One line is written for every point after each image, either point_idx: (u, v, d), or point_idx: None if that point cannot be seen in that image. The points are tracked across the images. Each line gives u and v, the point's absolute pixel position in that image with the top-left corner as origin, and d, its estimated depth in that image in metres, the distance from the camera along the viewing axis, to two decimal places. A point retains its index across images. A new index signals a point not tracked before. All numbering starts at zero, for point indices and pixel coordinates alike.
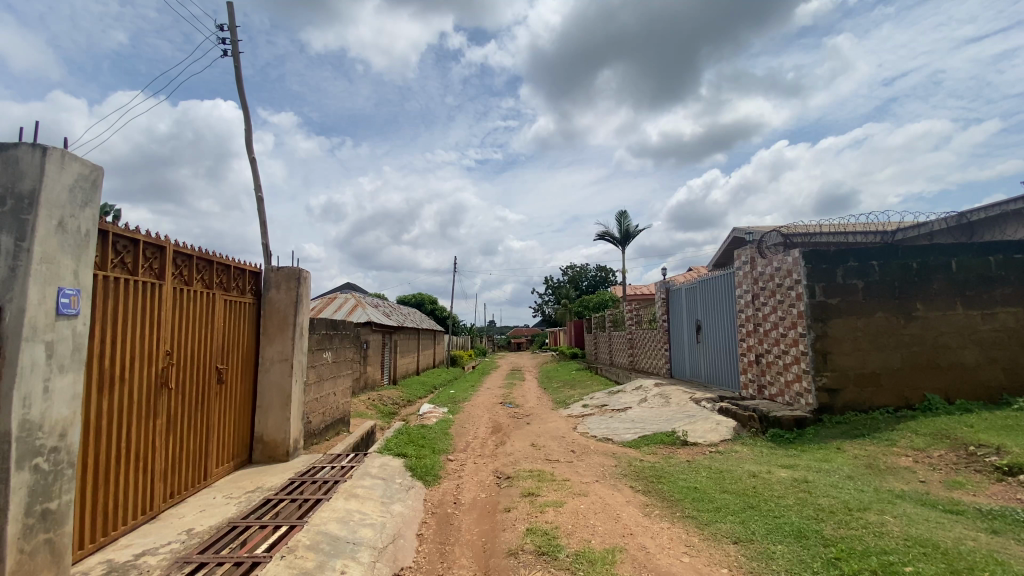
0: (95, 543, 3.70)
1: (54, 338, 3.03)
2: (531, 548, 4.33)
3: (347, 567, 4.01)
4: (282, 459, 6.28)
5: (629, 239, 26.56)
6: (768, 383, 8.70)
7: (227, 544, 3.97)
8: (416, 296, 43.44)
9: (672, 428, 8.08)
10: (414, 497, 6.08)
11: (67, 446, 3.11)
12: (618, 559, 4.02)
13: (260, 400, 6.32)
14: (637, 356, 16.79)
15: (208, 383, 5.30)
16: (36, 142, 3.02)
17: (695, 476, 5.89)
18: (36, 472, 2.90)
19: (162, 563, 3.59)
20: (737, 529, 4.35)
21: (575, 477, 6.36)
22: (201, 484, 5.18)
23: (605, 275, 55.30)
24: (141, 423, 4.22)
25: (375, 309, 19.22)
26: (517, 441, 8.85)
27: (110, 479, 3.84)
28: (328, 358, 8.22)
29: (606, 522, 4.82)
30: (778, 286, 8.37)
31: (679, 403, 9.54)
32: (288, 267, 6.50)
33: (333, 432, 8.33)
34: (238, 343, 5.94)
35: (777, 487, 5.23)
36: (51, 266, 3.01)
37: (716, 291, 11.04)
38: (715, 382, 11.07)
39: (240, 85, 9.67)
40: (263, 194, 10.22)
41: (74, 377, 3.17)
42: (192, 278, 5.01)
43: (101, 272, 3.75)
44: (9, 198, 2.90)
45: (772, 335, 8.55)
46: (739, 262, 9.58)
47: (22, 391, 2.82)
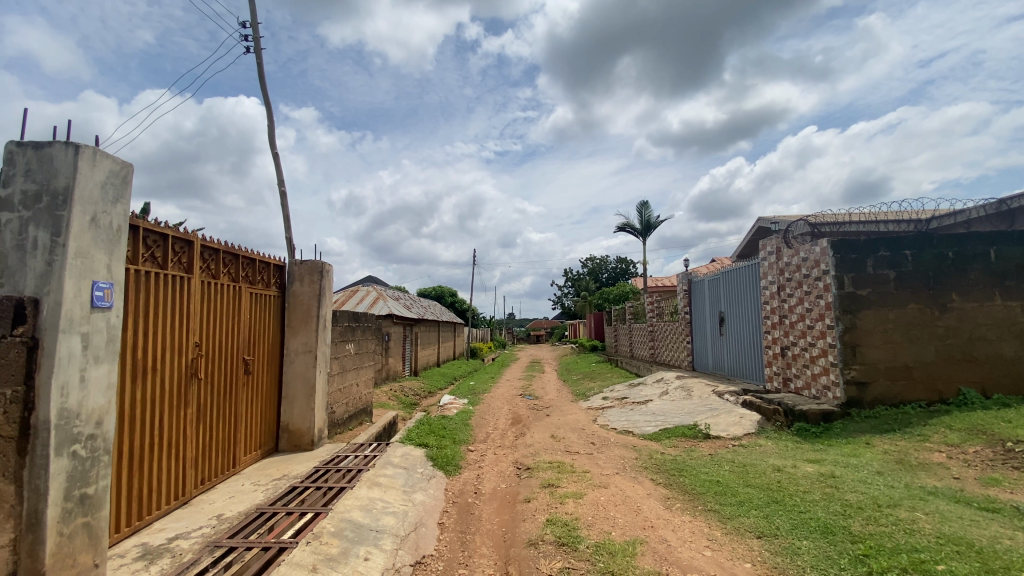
0: (131, 527, 3.86)
1: (89, 330, 3.14)
2: (551, 539, 4.35)
3: (370, 554, 4.11)
4: (307, 447, 6.43)
5: (651, 230, 26.18)
6: (793, 376, 8.51)
7: (255, 529, 4.09)
8: (438, 291, 43.48)
9: (694, 421, 8.00)
10: (435, 486, 6.16)
11: (103, 434, 3.23)
12: (639, 550, 4.01)
13: (285, 390, 6.46)
14: (658, 348, 16.64)
15: (235, 373, 5.44)
16: (70, 140, 3.11)
17: (719, 470, 5.82)
18: (75, 459, 3.02)
19: (194, 546, 3.72)
20: (761, 524, 4.28)
21: (595, 469, 6.34)
22: (230, 471, 5.34)
23: (625, 267, 54.85)
24: (172, 413, 4.36)
25: (396, 302, 19.45)
26: (536, 433, 8.88)
27: (144, 466, 3.99)
28: (350, 349, 8.35)
29: (626, 514, 4.79)
30: (805, 277, 8.16)
31: (701, 396, 9.42)
32: (311, 260, 6.60)
33: (356, 422, 8.48)
34: (263, 335, 6.06)
35: (802, 482, 5.13)
36: (85, 261, 3.11)
37: (740, 281, 10.83)
38: (739, 374, 10.88)
39: (262, 81, 9.85)
40: (286, 188, 10.40)
41: (109, 367, 3.29)
42: (219, 271, 5.13)
43: (133, 266, 3.88)
44: (45, 196, 3.00)
45: (798, 326, 8.34)
46: (764, 252, 9.36)
47: (59, 381, 2.93)
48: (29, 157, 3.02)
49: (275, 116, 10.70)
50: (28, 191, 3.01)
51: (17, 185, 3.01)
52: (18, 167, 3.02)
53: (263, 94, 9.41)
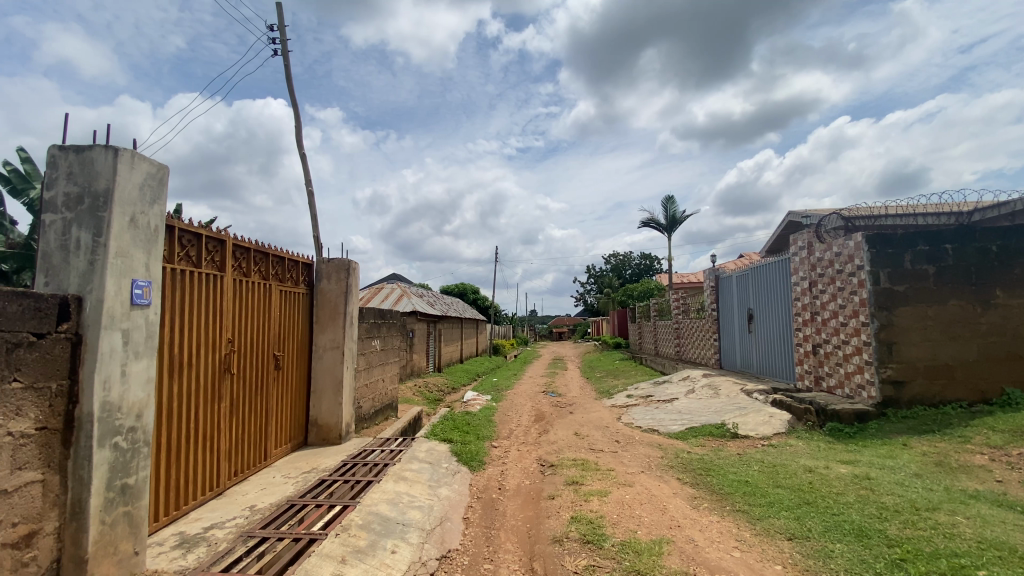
0: (169, 516, 4.01)
1: (130, 326, 3.27)
2: (576, 536, 4.34)
3: (397, 547, 4.18)
4: (335, 441, 6.56)
5: (676, 225, 25.75)
6: (825, 374, 8.26)
7: (286, 521, 4.20)
8: (460, 287, 43.74)
9: (721, 420, 7.86)
10: (460, 481, 6.21)
11: (143, 427, 3.36)
12: (665, 550, 3.96)
13: (314, 385, 6.60)
14: (684, 345, 16.40)
15: (266, 369, 5.58)
16: (109, 143, 3.22)
17: (748, 470, 5.70)
18: (117, 450, 3.15)
19: (228, 536, 3.84)
20: (792, 526, 4.17)
21: (620, 467, 6.29)
22: (262, 463, 5.50)
23: (649, 263, 54.17)
24: (207, 406, 4.51)
25: (420, 299, 19.63)
26: (560, 430, 8.86)
27: (181, 458, 4.13)
28: (376, 346, 8.47)
29: (652, 513, 4.74)
30: (838, 273, 7.90)
31: (729, 395, 9.24)
32: (338, 259, 6.72)
33: (382, 417, 8.61)
34: (293, 331, 6.21)
35: (835, 484, 4.98)
36: (124, 260, 3.22)
37: (770, 278, 10.56)
38: (769, 372, 10.63)
39: (289, 83, 10.06)
40: (312, 188, 10.59)
41: (149, 362, 3.42)
42: (250, 270, 5.26)
43: (170, 264, 4.02)
44: (87, 198, 3.13)
45: (831, 324, 8.09)
46: (795, 247, 9.08)
47: (102, 375, 3.06)
48: (71, 161, 3.15)
49: (302, 117, 10.94)
50: (71, 194, 3.14)
51: (60, 188, 3.14)
52: (61, 170, 3.15)
53: (291, 96, 9.61)
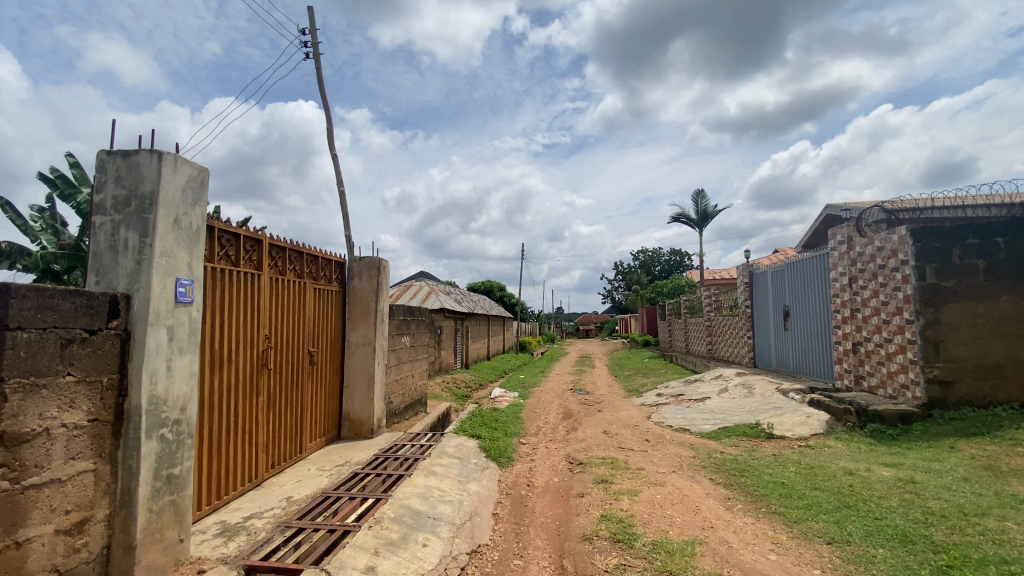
0: (211, 506, 4.17)
1: (174, 323, 3.41)
2: (606, 535, 4.32)
3: (428, 540, 4.24)
4: (367, 435, 6.70)
5: (707, 220, 25.18)
6: (866, 373, 7.94)
7: (321, 512, 4.31)
8: (486, 284, 43.82)
9: (755, 420, 7.66)
10: (489, 477, 6.26)
11: (187, 419, 3.51)
12: (698, 551, 3.90)
13: (346, 381, 6.75)
14: (716, 343, 16.05)
15: (301, 365, 5.74)
16: (153, 147, 3.35)
17: (784, 471, 5.53)
18: (163, 441, 3.30)
19: (266, 526, 3.97)
20: (831, 529, 4.03)
21: (651, 467, 6.20)
22: (298, 456, 5.66)
23: (679, 260, 53.18)
24: (246, 400, 4.67)
25: (448, 297, 19.83)
26: (589, 428, 8.81)
27: (222, 450, 4.29)
28: (406, 342, 8.59)
29: (684, 514, 4.66)
30: (880, 268, 7.58)
31: (763, 394, 9.00)
32: (369, 257, 6.84)
33: (412, 412, 8.75)
34: (326, 328, 6.36)
35: (877, 487, 4.79)
36: (169, 259, 3.36)
37: (807, 273, 10.21)
38: (806, 371, 10.31)
39: (321, 85, 10.31)
40: (343, 187, 10.81)
41: (192, 357, 3.56)
42: (286, 268, 5.42)
43: (210, 263, 4.18)
44: (134, 200, 3.27)
45: (872, 321, 7.76)
46: (834, 242, 8.74)
47: (149, 370, 3.20)
48: (119, 165, 3.30)
49: (333, 118, 11.18)
50: (119, 196, 3.29)
51: (109, 191, 3.30)
52: (110, 174, 3.30)
53: (322, 98, 9.84)
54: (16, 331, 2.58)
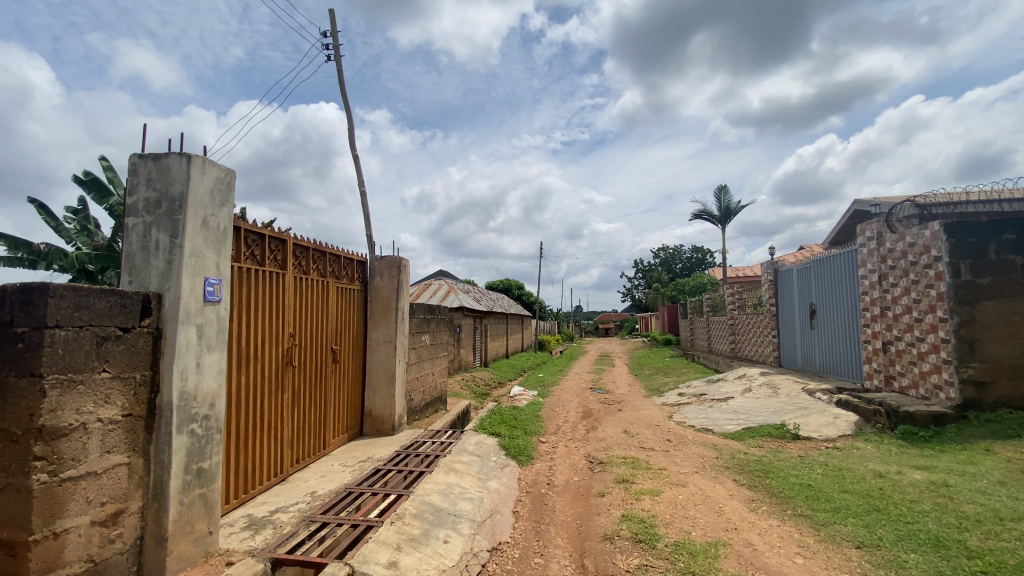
0: (238, 499, 4.28)
1: (203, 321, 3.50)
2: (627, 535, 4.29)
3: (449, 537, 4.28)
4: (389, 432, 6.78)
5: (730, 216, 24.74)
6: (897, 373, 7.70)
7: (345, 507, 4.38)
8: (505, 283, 43.85)
9: (780, 421, 7.50)
10: (509, 475, 6.28)
11: (215, 415, 3.60)
12: (722, 552, 3.85)
13: (368, 378, 6.85)
14: (739, 342, 15.76)
15: (325, 362, 5.84)
16: (183, 150, 3.45)
17: (811, 473, 5.41)
18: (193, 436, 3.40)
19: (292, 520, 4.05)
20: (860, 533, 3.93)
21: (672, 467, 6.14)
22: (321, 452, 5.76)
23: (701, 257, 52.37)
24: (271, 396, 4.78)
25: (467, 295, 19.91)
26: (609, 427, 8.75)
27: (248, 445, 4.40)
28: (426, 341, 8.66)
29: (707, 515, 4.60)
30: (912, 264, 7.34)
31: (789, 395, 8.80)
32: (390, 256, 6.92)
33: (432, 410, 8.82)
34: (349, 326, 6.46)
35: (909, 490, 4.64)
36: (198, 259, 3.45)
37: (834, 271, 9.96)
38: (833, 371, 10.05)
39: (342, 87, 10.47)
40: (364, 187, 10.96)
41: (220, 354, 3.66)
42: (309, 267, 5.52)
43: (237, 263, 4.29)
44: (165, 202, 3.37)
45: (903, 319, 7.53)
46: (862, 238, 8.50)
47: (179, 366, 3.30)
48: (150, 168, 3.40)
49: (354, 119, 11.32)
50: (151, 199, 3.39)
51: (141, 193, 3.40)
52: (141, 177, 3.41)
53: (344, 100, 10.01)
54: (54, 328, 2.68)
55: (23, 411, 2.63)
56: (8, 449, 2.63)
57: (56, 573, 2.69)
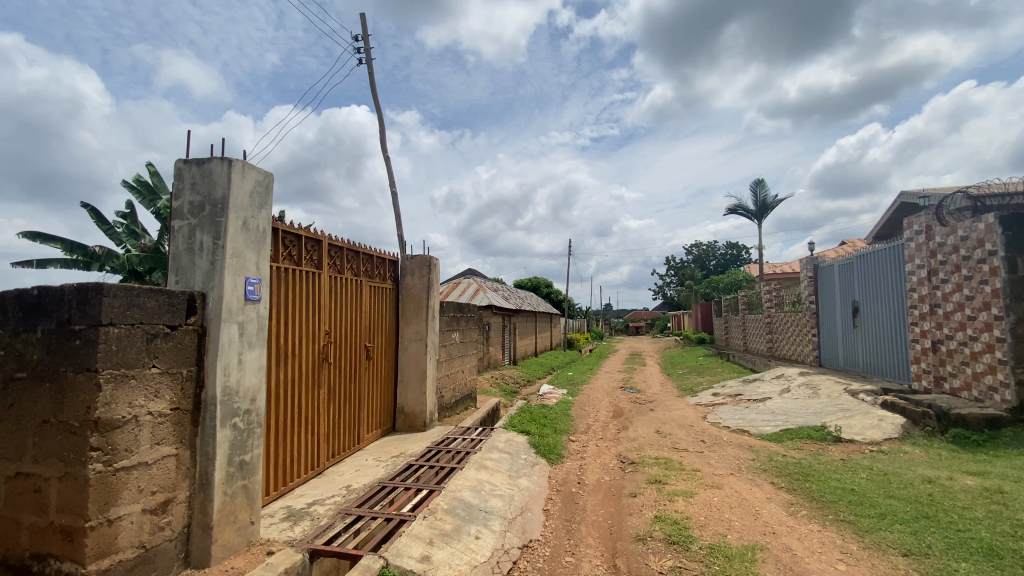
0: (277, 491, 4.43)
1: (244, 320, 3.64)
2: (660, 536, 4.23)
3: (480, 533, 4.32)
4: (420, 428, 6.88)
5: (766, 211, 23.98)
6: (947, 374, 7.31)
7: (379, 501, 4.48)
8: (533, 282, 43.87)
9: (821, 423, 7.24)
10: (539, 473, 6.29)
11: (256, 410, 3.73)
12: (760, 557, 3.75)
13: (400, 375, 6.97)
14: (777, 341, 15.28)
15: (359, 360, 5.98)
16: (224, 155, 3.58)
17: (854, 477, 5.20)
18: (235, 430, 3.53)
19: (328, 512, 4.17)
20: (907, 541, 3.75)
21: (707, 468, 6.01)
22: (356, 446, 5.91)
23: (736, 253, 51.05)
24: (308, 392, 4.93)
25: (495, 294, 19.98)
26: (641, 427, 8.64)
27: (287, 439, 4.55)
28: (456, 338, 8.75)
29: (744, 518, 4.49)
30: (964, 259, 6.95)
31: (830, 396, 8.48)
32: (420, 255, 7.01)
33: (462, 407, 8.91)
34: (382, 324, 6.58)
35: (961, 497, 4.40)
36: (239, 259, 3.58)
37: (878, 266, 9.54)
38: (878, 371, 9.63)
39: (373, 90, 10.69)
40: (395, 187, 11.15)
41: (260, 352, 3.79)
42: (343, 267, 5.65)
43: (275, 263, 4.43)
44: (208, 205, 3.51)
45: (955, 317, 7.14)
46: (909, 232, 8.10)
47: (223, 363, 3.44)
48: (194, 173, 3.55)
49: (384, 120, 11.51)
50: (195, 202, 3.54)
51: (186, 197, 3.55)
52: (186, 181, 3.56)
53: (375, 103, 10.22)
54: (108, 326, 2.84)
55: (81, 404, 2.80)
56: (68, 440, 2.81)
57: (110, 557, 2.84)
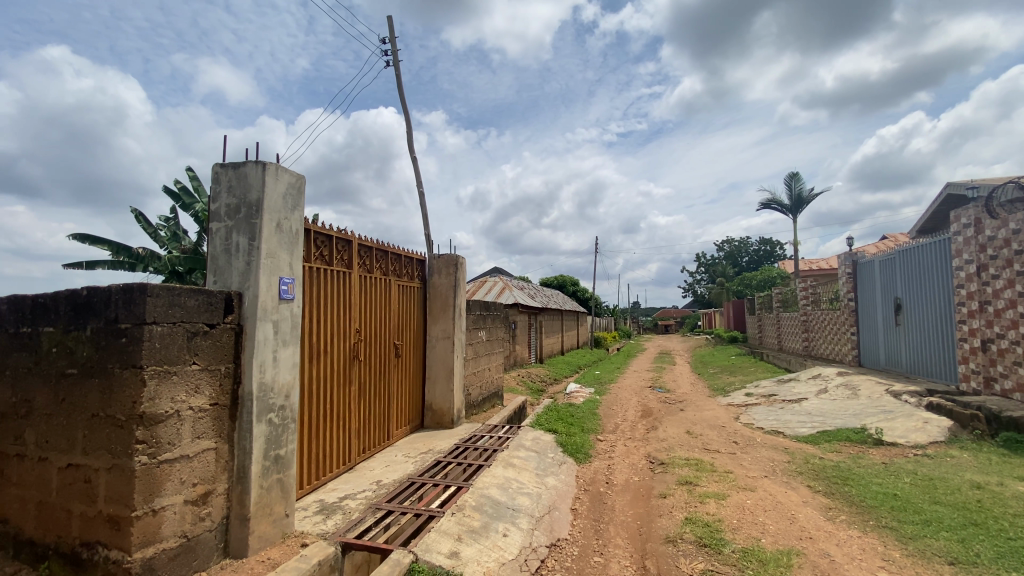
0: (311, 485, 4.55)
1: (278, 318, 3.74)
2: (691, 538, 4.16)
3: (508, 531, 4.34)
4: (448, 425, 6.95)
5: (802, 205, 23.22)
6: (999, 375, 6.93)
7: (408, 496, 4.55)
8: (560, 280, 43.70)
9: (860, 425, 6.97)
10: (567, 472, 6.26)
11: (291, 406, 3.84)
12: (796, 562, 3.64)
13: (428, 372, 7.05)
14: (814, 340, 14.78)
15: (388, 358, 6.07)
16: (258, 158, 3.69)
17: (896, 482, 4.98)
18: (271, 425, 3.64)
19: (359, 506, 4.25)
20: (954, 549, 3.58)
21: (740, 470, 5.87)
22: (385, 442, 6.01)
23: (770, 250, 49.64)
24: (340, 388, 5.04)
25: (521, 292, 20.00)
26: (670, 427, 8.50)
27: (320, 434, 4.67)
28: (482, 336, 8.80)
29: (779, 521, 4.37)
30: (1018, 254, 6.58)
31: (870, 397, 8.16)
32: (447, 254, 7.08)
33: (489, 405, 8.96)
34: (410, 323, 6.67)
35: (1013, 504, 4.18)
36: (273, 260, 3.69)
37: (923, 262, 9.12)
38: (923, 372, 9.20)
39: (401, 91, 10.84)
40: (422, 187, 11.27)
41: (294, 349, 3.90)
42: (372, 266, 5.75)
43: (307, 263, 4.55)
44: (244, 208, 3.62)
45: (1007, 315, 6.76)
46: (956, 226, 7.70)
47: (259, 359, 3.55)
48: (230, 176, 3.67)
49: (411, 121, 11.65)
50: (231, 205, 3.66)
51: (223, 200, 3.67)
52: (223, 185, 3.68)
53: (402, 105, 10.37)
54: (151, 325, 2.96)
55: (128, 399, 2.93)
56: (116, 433, 2.95)
57: (155, 545, 2.97)
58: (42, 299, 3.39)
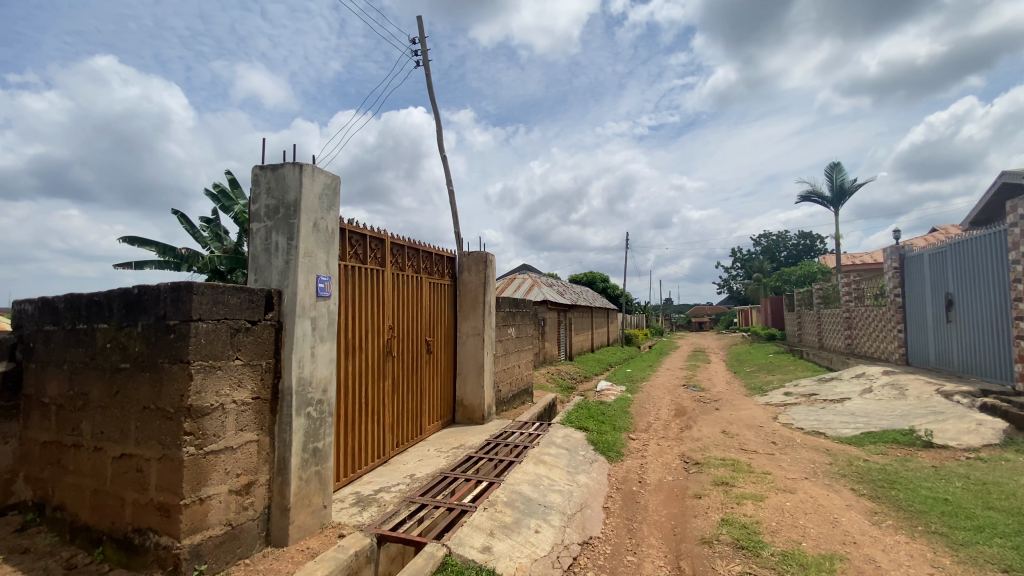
0: (347, 478, 4.67)
1: (316, 315, 3.86)
2: (727, 539, 4.07)
3: (540, 527, 4.35)
4: (479, 421, 7.01)
5: (844, 198, 22.26)
6: None
7: (441, 490, 4.62)
8: (590, 277, 43.32)
9: (908, 427, 6.66)
10: (598, 470, 6.22)
11: (328, 400, 3.96)
12: (838, 567, 3.51)
13: (459, 369, 7.13)
14: (858, 338, 14.16)
15: (420, 354, 6.17)
16: (295, 160, 3.79)
17: (948, 486, 4.74)
18: (309, 418, 3.76)
19: (394, 499, 4.35)
20: (1010, 557, 3.38)
21: (778, 471, 5.71)
22: (418, 437, 6.12)
23: (810, 244, 47.85)
24: (374, 383, 5.16)
25: (550, 289, 19.92)
26: (705, 427, 8.31)
27: (355, 428, 4.79)
28: (512, 333, 8.83)
29: (820, 525, 4.22)
30: None
31: (918, 397, 7.78)
32: (477, 251, 7.12)
33: (519, 402, 8.98)
34: (441, 320, 6.75)
35: None
36: (310, 258, 3.79)
37: (976, 256, 8.63)
38: (977, 371, 8.71)
39: (430, 91, 10.96)
40: (451, 186, 11.36)
41: (331, 345, 4.01)
42: (405, 264, 5.84)
43: (343, 262, 4.66)
44: (283, 208, 3.74)
45: None
46: (1013, 218, 7.24)
47: (298, 355, 3.66)
48: (269, 178, 3.79)
49: (440, 120, 11.75)
50: (270, 206, 3.78)
51: (262, 201, 3.80)
52: (262, 186, 3.81)
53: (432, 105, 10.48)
54: (198, 321, 3.10)
55: (176, 392, 3.08)
56: (166, 424, 3.11)
57: (202, 532, 3.12)
58: (97, 298, 3.59)
